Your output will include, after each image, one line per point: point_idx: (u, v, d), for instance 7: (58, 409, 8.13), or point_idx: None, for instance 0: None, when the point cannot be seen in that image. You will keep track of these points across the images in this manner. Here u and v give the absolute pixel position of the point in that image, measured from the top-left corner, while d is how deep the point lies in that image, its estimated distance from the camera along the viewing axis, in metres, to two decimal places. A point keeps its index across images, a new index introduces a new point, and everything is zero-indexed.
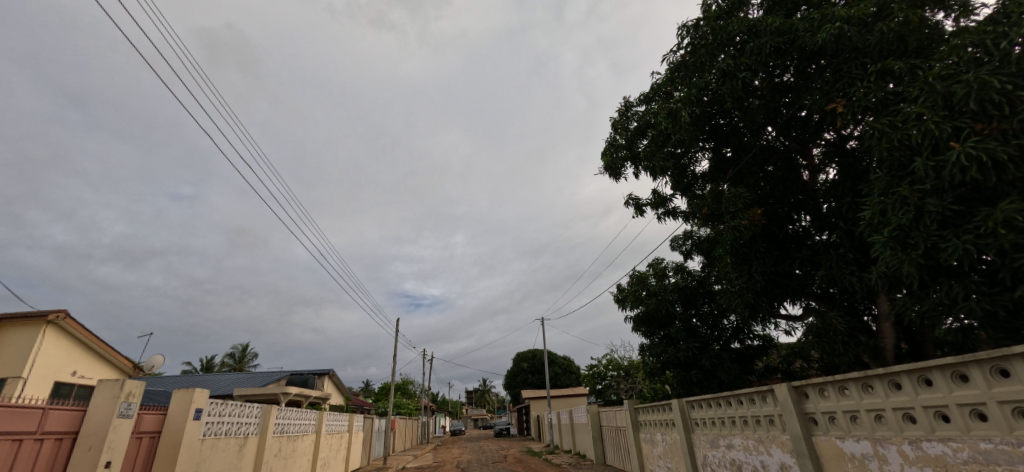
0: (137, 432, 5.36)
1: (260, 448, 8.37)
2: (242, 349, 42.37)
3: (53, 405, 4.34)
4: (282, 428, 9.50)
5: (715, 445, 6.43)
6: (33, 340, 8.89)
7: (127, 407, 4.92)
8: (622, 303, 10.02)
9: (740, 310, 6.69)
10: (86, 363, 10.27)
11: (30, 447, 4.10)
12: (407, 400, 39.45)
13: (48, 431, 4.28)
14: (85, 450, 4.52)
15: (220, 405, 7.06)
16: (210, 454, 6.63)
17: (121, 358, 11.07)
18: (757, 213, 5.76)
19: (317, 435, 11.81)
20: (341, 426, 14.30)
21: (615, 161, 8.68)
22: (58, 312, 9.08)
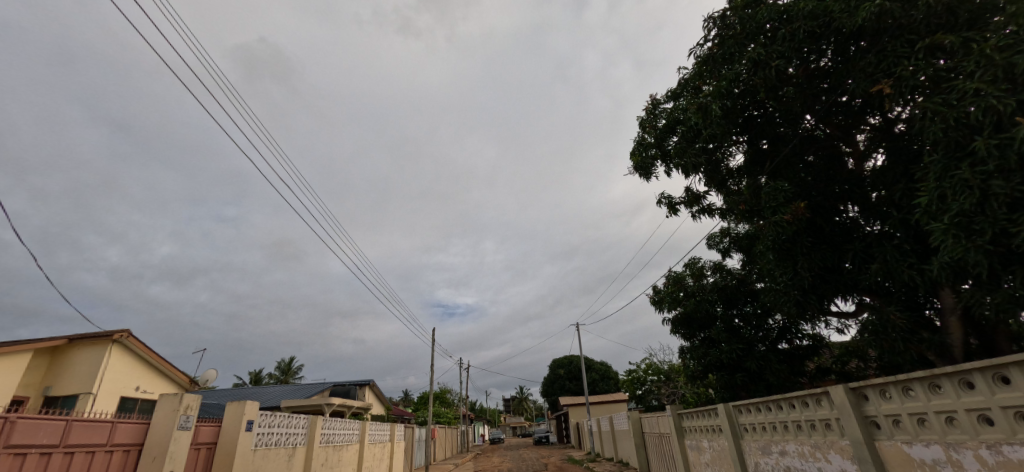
0: (196, 444, 5.67)
1: (308, 458, 8.68)
2: (287, 360, 44.25)
3: (120, 419, 4.67)
4: (328, 438, 9.81)
5: (767, 452, 6.11)
6: (101, 358, 9.59)
7: (186, 420, 5.22)
8: (659, 305, 9.76)
9: (786, 309, 6.35)
10: (148, 379, 10.96)
11: (102, 459, 4.41)
12: (445, 410, 39.86)
13: (117, 443, 4.59)
14: (150, 461, 4.82)
15: (270, 416, 7.34)
16: (262, 463, 6.93)
17: (179, 374, 11.77)
18: (800, 206, 5.49)
19: (361, 445, 12.08)
20: (383, 436, 14.60)
21: (644, 160, 8.49)
22: (121, 331, 9.80)
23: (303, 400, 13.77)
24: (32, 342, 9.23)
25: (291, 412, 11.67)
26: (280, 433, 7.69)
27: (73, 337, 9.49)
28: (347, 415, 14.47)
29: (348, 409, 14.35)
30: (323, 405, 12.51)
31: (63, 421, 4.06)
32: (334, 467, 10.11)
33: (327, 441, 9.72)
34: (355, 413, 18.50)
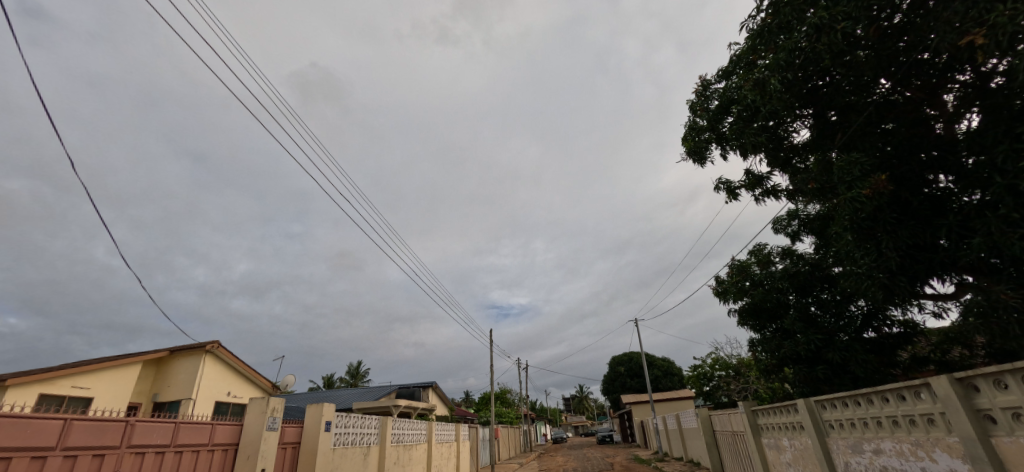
0: (283, 443, 6.19)
1: (381, 456, 9.14)
2: (355, 365, 46.82)
3: (218, 421, 5.17)
4: (399, 438, 10.28)
5: (858, 451, 5.60)
6: (197, 366, 10.69)
7: (273, 421, 5.69)
8: (724, 296, 9.24)
9: (871, 293, 5.79)
10: (237, 385, 12.06)
11: (206, 457, 4.93)
12: (507, 410, 40.31)
13: (217, 443, 5.10)
14: (245, 459, 5.31)
15: (345, 417, 7.82)
16: (341, 461, 7.40)
17: (263, 379, 12.83)
18: (880, 179, 5.00)
19: (430, 444, 12.53)
20: (449, 436, 15.05)
21: (698, 145, 8.10)
22: (212, 342, 10.86)
23: (373, 402, 14.52)
24: (141, 354, 10.54)
25: (363, 413, 12.36)
26: (355, 433, 8.18)
27: (174, 349, 10.65)
28: (414, 416, 15.08)
29: (415, 410, 14.95)
30: (392, 406, 13.13)
31: (174, 423, 4.61)
32: (407, 465, 10.59)
33: (398, 441, 10.22)
34: (421, 414, 19.20)
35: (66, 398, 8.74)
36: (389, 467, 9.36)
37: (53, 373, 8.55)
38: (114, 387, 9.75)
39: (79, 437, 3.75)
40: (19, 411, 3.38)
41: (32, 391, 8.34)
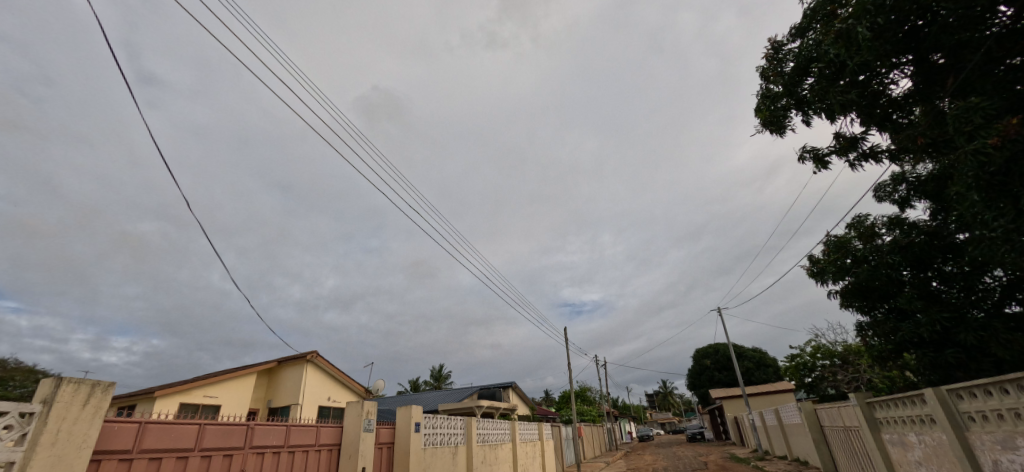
0: (378, 443, 6.69)
1: (469, 456, 9.41)
2: (438, 369, 49.01)
3: (324, 424, 5.84)
4: (483, 438, 10.52)
5: (1011, 449, 4.70)
6: (302, 374, 11.85)
7: (369, 423, 6.29)
8: (820, 277, 8.17)
9: (1012, 261, 4.85)
10: (336, 390, 13.17)
11: (316, 456, 5.59)
12: (588, 408, 39.74)
13: (324, 443, 5.76)
14: (348, 458, 5.90)
15: (434, 418, 8.20)
16: (432, 460, 7.75)
17: (357, 384, 13.87)
18: (1013, 123, 4.17)
19: (514, 443, 12.69)
20: (532, 434, 15.17)
21: (774, 114, 7.36)
22: (312, 352, 11.97)
23: (457, 403, 15.08)
24: (255, 365, 11.96)
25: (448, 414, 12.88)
26: (444, 433, 8.55)
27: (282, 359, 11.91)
28: (497, 416, 15.41)
29: (496, 410, 15.27)
30: (475, 407, 13.53)
31: (285, 426, 5.25)
32: (494, 464, 10.85)
33: (483, 441, 10.50)
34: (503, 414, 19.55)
35: (199, 406, 10.14)
36: (478, 467, 9.66)
37: (188, 385, 9.98)
38: (235, 395, 11.20)
39: (211, 439, 4.47)
40: (165, 418, 4.14)
41: (175, 401, 9.81)
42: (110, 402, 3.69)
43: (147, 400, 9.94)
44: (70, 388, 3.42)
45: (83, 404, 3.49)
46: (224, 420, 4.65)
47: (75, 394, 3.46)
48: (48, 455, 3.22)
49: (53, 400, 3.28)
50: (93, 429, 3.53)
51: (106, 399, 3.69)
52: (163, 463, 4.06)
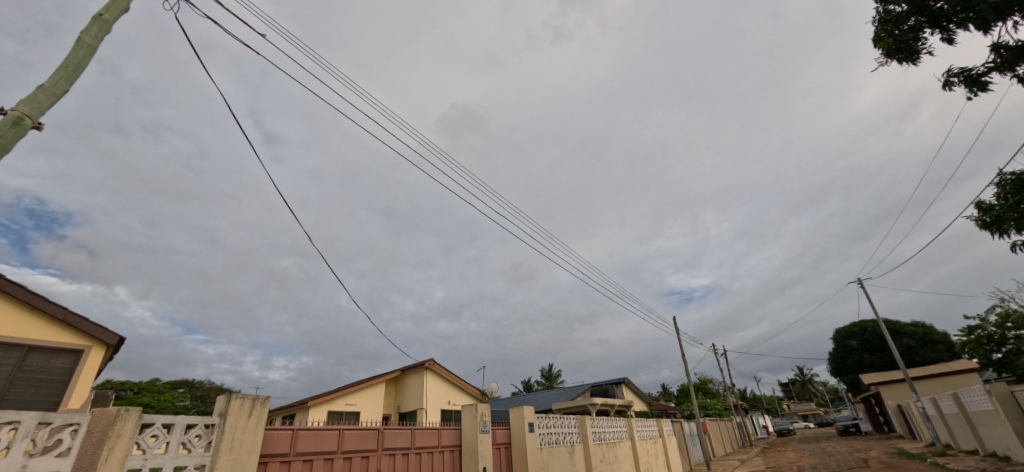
0: (496, 444, 8.41)
1: (584, 456, 9.50)
2: (548, 368, 49.55)
3: (444, 429, 7.76)
4: (597, 438, 10.48)
5: None
6: (422, 381, 13.19)
7: (483, 424, 8.13)
8: (999, 228, 6.48)
9: None
10: (454, 394, 14.26)
11: (440, 455, 7.48)
12: (713, 401, 36.71)
13: (446, 444, 7.67)
14: (469, 456, 7.81)
15: (544, 419, 8.83)
16: (548, 459, 8.64)
17: (472, 388, 14.85)
18: None
19: (633, 441, 12.34)
20: (653, 431, 14.58)
21: (899, 39, 6.08)
22: (428, 360, 13.27)
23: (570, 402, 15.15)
24: (384, 374, 13.52)
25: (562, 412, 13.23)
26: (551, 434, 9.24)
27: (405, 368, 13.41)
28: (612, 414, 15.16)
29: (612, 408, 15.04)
30: (588, 406, 13.49)
31: (409, 431, 7.08)
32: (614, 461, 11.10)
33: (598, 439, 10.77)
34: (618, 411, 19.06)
35: (342, 412, 11.91)
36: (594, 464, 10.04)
37: (332, 395, 11.80)
38: (370, 402, 12.87)
39: (348, 441, 6.20)
40: (310, 427, 5.81)
41: (324, 409, 11.66)
42: (267, 413, 5.29)
43: (304, 408, 11.91)
44: (237, 402, 5.04)
45: (248, 415, 5.11)
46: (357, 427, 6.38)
47: (242, 406, 5.09)
48: (228, 457, 4.78)
49: (227, 413, 4.88)
50: (257, 435, 5.12)
51: (265, 410, 5.31)
52: (314, 462, 5.74)
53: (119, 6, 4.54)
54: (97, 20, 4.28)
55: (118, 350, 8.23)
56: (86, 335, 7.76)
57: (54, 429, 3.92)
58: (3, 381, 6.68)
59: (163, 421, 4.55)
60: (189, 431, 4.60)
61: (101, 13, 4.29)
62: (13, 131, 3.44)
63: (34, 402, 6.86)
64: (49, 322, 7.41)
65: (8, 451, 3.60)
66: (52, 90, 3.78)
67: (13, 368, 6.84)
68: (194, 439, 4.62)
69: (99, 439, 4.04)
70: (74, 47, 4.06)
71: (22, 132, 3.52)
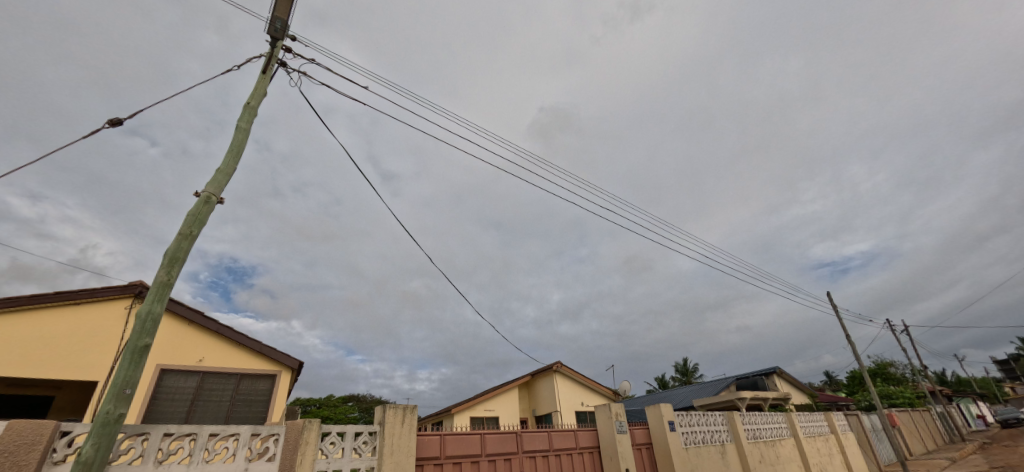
0: (637, 444, 8.34)
1: (742, 452, 10.04)
2: (683, 362, 46.34)
3: (579, 430, 7.85)
4: (755, 434, 10.82)
5: None
6: (553, 383, 13.55)
7: (619, 424, 8.02)
8: None
9: None
10: (587, 395, 14.30)
11: (580, 457, 7.61)
12: (899, 389, 30.44)
13: (584, 446, 7.75)
14: (609, 458, 7.72)
15: (686, 419, 9.29)
16: (697, 459, 8.89)
17: (604, 388, 14.73)
18: None
19: (798, 438, 12.10)
20: (821, 428, 13.39)
21: None
22: (555, 362, 13.65)
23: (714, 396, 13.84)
24: (515, 380, 14.14)
25: (707, 410, 12.32)
26: (704, 433, 9.53)
27: (534, 372, 13.95)
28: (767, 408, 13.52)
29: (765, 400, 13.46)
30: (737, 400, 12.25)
31: (546, 433, 7.34)
32: (775, 462, 10.83)
33: (753, 438, 10.67)
34: (773, 405, 16.95)
35: (483, 418, 12.74)
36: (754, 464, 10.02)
37: (472, 401, 12.67)
38: (507, 407, 13.56)
39: (491, 445, 6.64)
40: (455, 433, 6.36)
41: (466, 415, 12.58)
42: (417, 420, 5.91)
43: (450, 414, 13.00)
44: (391, 411, 5.75)
45: (402, 422, 5.79)
46: (496, 431, 6.80)
47: (395, 414, 5.78)
48: (391, 461, 5.47)
49: (385, 421, 5.63)
50: (412, 440, 5.77)
51: (415, 417, 5.95)
52: (463, 465, 6.25)
53: (258, 91, 5.89)
54: (246, 108, 5.62)
55: (301, 371, 9.89)
56: (277, 362, 9.49)
57: (263, 438, 4.94)
58: (228, 403, 8.67)
59: (338, 430, 5.45)
60: (358, 438, 5.48)
61: (248, 102, 5.62)
62: (205, 209, 4.76)
63: (248, 420, 8.71)
64: (252, 353, 9.31)
65: (236, 457, 4.69)
66: (224, 172, 5.09)
67: (233, 392, 8.80)
68: (363, 445, 5.49)
69: (294, 445, 5.00)
70: (234, 133, 5.38)
71: (209, 208, 4.80)
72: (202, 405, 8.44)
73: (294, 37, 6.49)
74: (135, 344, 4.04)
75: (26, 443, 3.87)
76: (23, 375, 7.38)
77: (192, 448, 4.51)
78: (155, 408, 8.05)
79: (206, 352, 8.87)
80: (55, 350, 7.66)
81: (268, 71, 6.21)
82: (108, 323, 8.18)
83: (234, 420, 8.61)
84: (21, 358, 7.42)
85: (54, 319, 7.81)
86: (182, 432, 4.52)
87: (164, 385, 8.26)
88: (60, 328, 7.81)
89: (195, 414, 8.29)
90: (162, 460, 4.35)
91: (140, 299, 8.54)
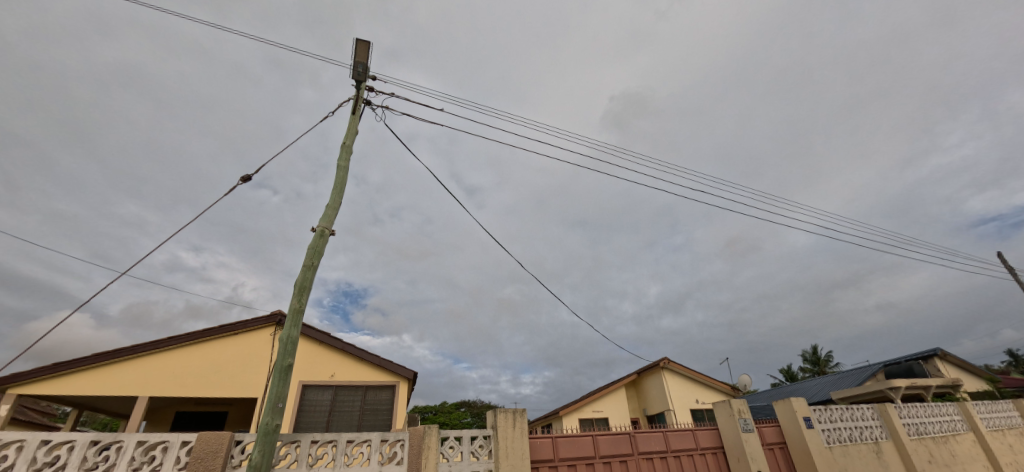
0: (768, 444, 7.54)
1: (903, 451, 8.55)
2: (814, 350, 41.02)
3: (698, 429, 7.34)
4: (919, 430, 9.14)
5: None
6: (662, 380, 12.88)
7: (744, 421, 7.33)
8: None
9: None
10: (702, 392, 13.34)
11: (701, 458, 7.10)
12: None
13: (705, 446, 7.22)
14: (737, 459, 7.07)
15: (826, 413, 8.18)
16: (845, 459, 7.77)
17: (720, 383, 13.62)
18: None
19: (979, 433, 9.98)
20: (1013, 420, 10.89)
21: None
22: (662, 359, 12.97)
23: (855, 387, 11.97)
24: (621, 379, 13.72)
25: (849, 403, 10.69)
26: (851, 429, 8.31)
27: (640, 370, 13.41)
28: (928, 397, 11.34)
29: (927, 388, 11.32)
30: (887, 391, 10.45)
31: (662, 434, 6.98)
32: (949, 462, 9.07)
33: (917, 434, 9.03)
34: (939, 395, 14.17)
35: (593, 419, 12.55)
36: (923, 465, 8.47)
37: (579, 403, 12.54)
38: (615, 407, 13.19)
39: (604, 446, 6.49)
40: (566, 435, 6.33)
41: (574, 417, 12.50)
42: (527, 423, 5.99)
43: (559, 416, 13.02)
44: (502, 415, 5.91)
45: (514, 425, 5.91)
46: (608, 432, 6.63)
47: (507, 419, 5.92)
48: (507, 464, 5.62)
49: (497, 425, 5.81)
50: (524, 444, 5.87)
51: (525, 421, 6.03)
52: (578, 467, 6.19)
53: (352, 131, 6.56)
54: (343, 148, 6.29)
55: (416, 381, 10.64)
56: (394, 374, 10.32)
57: (391, 443, 5.39)
58: (359, 413, 9.64)
59: (455, 434, 5.75)
60: (474, 442, 5.74)
61: (345, 142, 6.29)
62: (321, 241, 5.39)
63: (376, 428, 9.61)
64: (373, 367, 10.26)
65: (370, 461, 5.18)
66: (333, 207, 5.73)
67: (361, 402, 9.77)
68: (479, 449, 5.73)
69: (418, 451, 5.32)
70: (336, 171, 6.03)
71: (324, 240, 5.43)
72: (339, 415, 9.51)
73: (375, 77, 7.11)
74: (282, 364, 4.70)
75: (213, 450, 4.72)
76: (205, 394, 8.99)
77: (334, 452, 5.09)
78: (302, 419, 9.28)
79: (336, 368, 10.00)
80: (225, 374, 9.21)
81: (358, 111, 6.89)
82: (260, 348, 9.63)
83: (365, 427, 9.56)
84: (202, 381, 9.06)
85: (221, 347, 9.42)
86: (325, 439, 5.12)
87: (307, 398, 9.49)
88: (227, 355, 9.39)
89: (334, 423, 9.36)
90: (313, 463, 4.98)
91: (281, 326, 9.92)
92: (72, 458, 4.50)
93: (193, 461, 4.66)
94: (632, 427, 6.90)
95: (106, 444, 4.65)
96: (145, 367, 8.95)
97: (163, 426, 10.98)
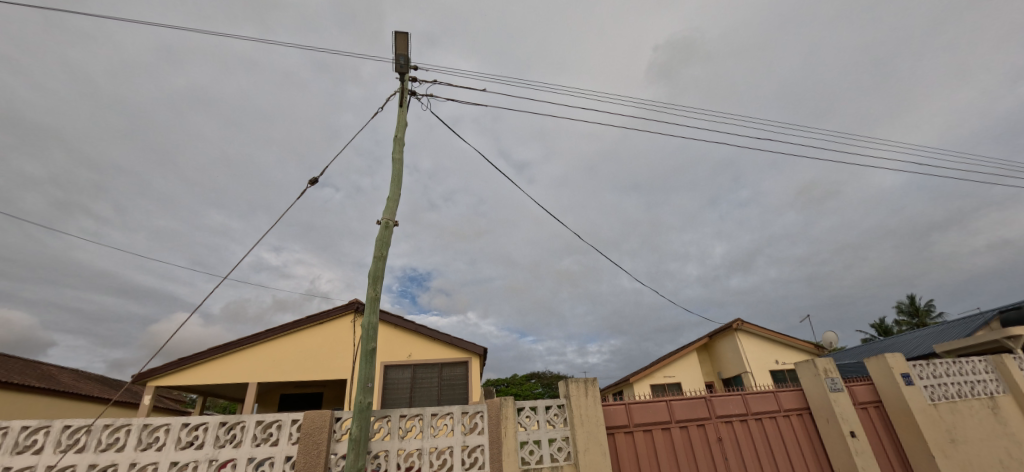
0: (861, 403, 7.11)
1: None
2: (911, 300, 37.32)
3: (779, 390, 7.08)
4: None
5: None
6: (737, 342, 12.43)
7: (831, 381, 6.95)
8: None
9: None
10: (781, 352, 12.73)
11: (785, 420, 6.87)
12: None
13: (788, 408, 6.97)
14: (825, 420, 6.78)
15: (929, 368, 7.52)
16: (954, 417, 7.15)
17: (801, 341, 12.91)
18: None
19: None
20: None
21: None
22: (735, 320, 12.47)
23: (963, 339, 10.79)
24: (692, 343, 13.42)
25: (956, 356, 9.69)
26: (960, 384, 7.60)
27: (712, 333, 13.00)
28: None
29: None
30: (1004, 340, 9.36)
31: (740, 396, 6.82)
32: None
33: None
34: None
35: (665, 385, 12.50)
36: None
37: (650, 369, 12.49)
38: (688, 372, 12.98)
39: (679, 411, 6.48)
40: (640, 401, 6.39)
41: (645, 383, 12.49)
42: (599, 392, 6.13)
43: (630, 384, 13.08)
44: (573, 384, 6.08)
45: (586, 394, 6.06)
46: (682, 397, 6.60)
47: (578, 388, 6.09)
48: (583, 431, 5.79)
49: (570, 395, 5.99)
50: (598, 411, 6.01)
51: (597, 389, 6.17)
52: (654, 432, 6.25)
53: (402, 123, 6.80)
54: (396, 141, 6.56)
55: (487, 356, 11.13)
56: (466, 350, 10.87)
57: (471, 415, 5.76)
58: (438, 388, 10.34)
59: (530, 404, 6.01)
60: (549, 411, 5.98)
61: (397, 136, 6.55)
62: (387, 233, 5.74)
63: (455, 401, 10.27)
64: (445, 345, 10.88)
65: (455, 431, 5.60)
66: (394, 199, 6.04)
67: (439, 378, 10.45)
68: (554, 417, 5.97)
69: (497, 420, 5.66)
70: (392, 165, 6.32)
71: (390, 231, 5.78)
72: (420, 391, 10.27)
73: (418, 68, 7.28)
74: (366, 348, 5.15)
75: (318, 426, 5.34)
76: (304, 377, 10.06)
77: (422, 425, 5.55)
78: (389, 395, 10.14)
79: (412, 348, 10.72)
80: (317, 359, 10.23)
81: (405, 103, 7.12)
82: (344, 334, 10.52)
83: (445, 401, 10.25)
84: (299, 365, 10.13)
85: (310, 336, 10.43)
86: (412, 413, 5.59)
87: (390, 377, 10.34)
88: (316, 342, 10.39)
89: (417, 398, 10.13)
90: (404, 435, 5.48)
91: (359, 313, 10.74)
92: (207, 437, 5.28)
93: (303, 437, 5.29)
94: (707, 391, 6.80)
95: (232, 424, 5.40)
96: (251, 357, 10.16)
97: (272, 407, 12.44)
